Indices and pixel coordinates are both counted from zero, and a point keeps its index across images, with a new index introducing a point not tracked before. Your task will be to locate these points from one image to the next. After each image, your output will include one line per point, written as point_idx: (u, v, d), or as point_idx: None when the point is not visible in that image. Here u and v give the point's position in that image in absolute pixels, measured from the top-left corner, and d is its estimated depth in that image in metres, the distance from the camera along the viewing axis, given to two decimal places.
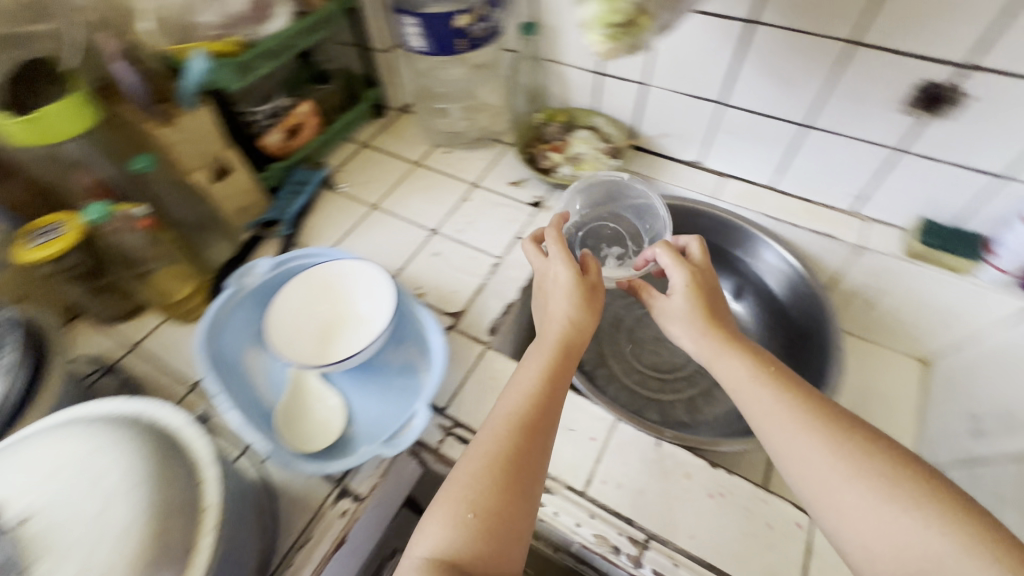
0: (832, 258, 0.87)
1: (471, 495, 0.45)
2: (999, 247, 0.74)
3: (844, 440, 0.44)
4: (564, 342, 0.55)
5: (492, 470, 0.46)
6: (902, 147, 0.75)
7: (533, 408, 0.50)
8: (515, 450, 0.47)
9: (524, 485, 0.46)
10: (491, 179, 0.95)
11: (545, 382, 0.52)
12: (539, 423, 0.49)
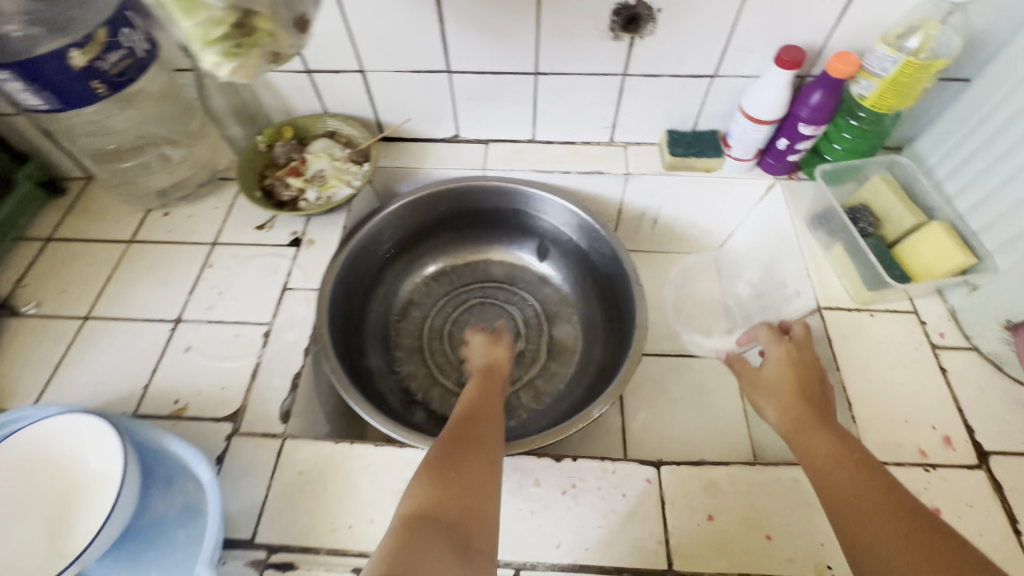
0: (609, 192, 0.88)
1: (443, 459, 0.48)
2: (731, 138, 0.80)
3: (862, 460, 0.46)
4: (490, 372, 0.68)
5: (451, 442, 0.51)
6: (624, 72, 0.75)
7: (483, 405, 0.58)
8: (470, 429, 0.53)
9: (482, 450, 0.51)
10: (232, 230, 0.79)
11: (485, 391, 0.62)
12: (490, 416, 0.56)
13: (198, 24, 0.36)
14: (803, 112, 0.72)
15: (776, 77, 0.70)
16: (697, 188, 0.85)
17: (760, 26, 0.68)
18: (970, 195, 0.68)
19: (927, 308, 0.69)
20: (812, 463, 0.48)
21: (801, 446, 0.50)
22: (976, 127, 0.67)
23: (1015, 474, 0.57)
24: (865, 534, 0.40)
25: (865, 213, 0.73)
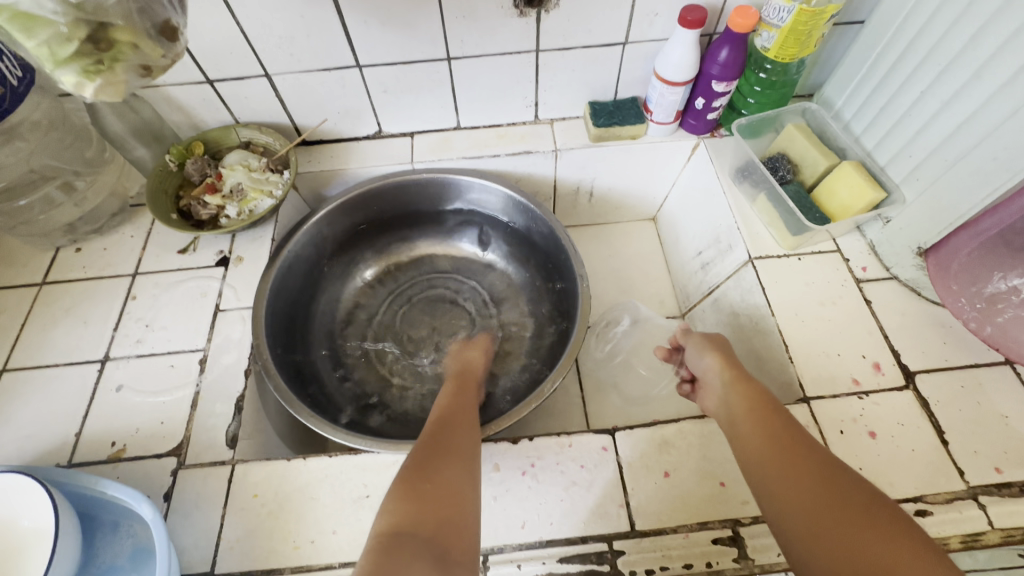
0: (541, 170, 0.88)
1: (417, 475, 0.47)
2: (650, 103, 0.80)
3: (787, 436, 0.49)
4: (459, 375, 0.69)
5: (423, 459, 0.49)
6: (536, 48, 0.75)
7: (454, 415, 0.57)
8: (442, 442, 0.52)
9: (456, 460, 0.49)
10: (153, 258, 0.75)
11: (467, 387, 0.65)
12: (462, 425, 0.55)
13: (44, 43, 0.34)
14: (714, 69, 0.73)
15: (683, 38, 0.70)
16: (625, 156, 0.86)
17: None
18: (873, 132, 0.71)
19: (849, 245, 0.73)
20: (746, 439, 0.51)
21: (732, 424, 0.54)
22: (872, 67, 0.70)
23: (938, 389, 0.61)
24: (788, 498, 0.44)
25: (783, 161, 0.75)
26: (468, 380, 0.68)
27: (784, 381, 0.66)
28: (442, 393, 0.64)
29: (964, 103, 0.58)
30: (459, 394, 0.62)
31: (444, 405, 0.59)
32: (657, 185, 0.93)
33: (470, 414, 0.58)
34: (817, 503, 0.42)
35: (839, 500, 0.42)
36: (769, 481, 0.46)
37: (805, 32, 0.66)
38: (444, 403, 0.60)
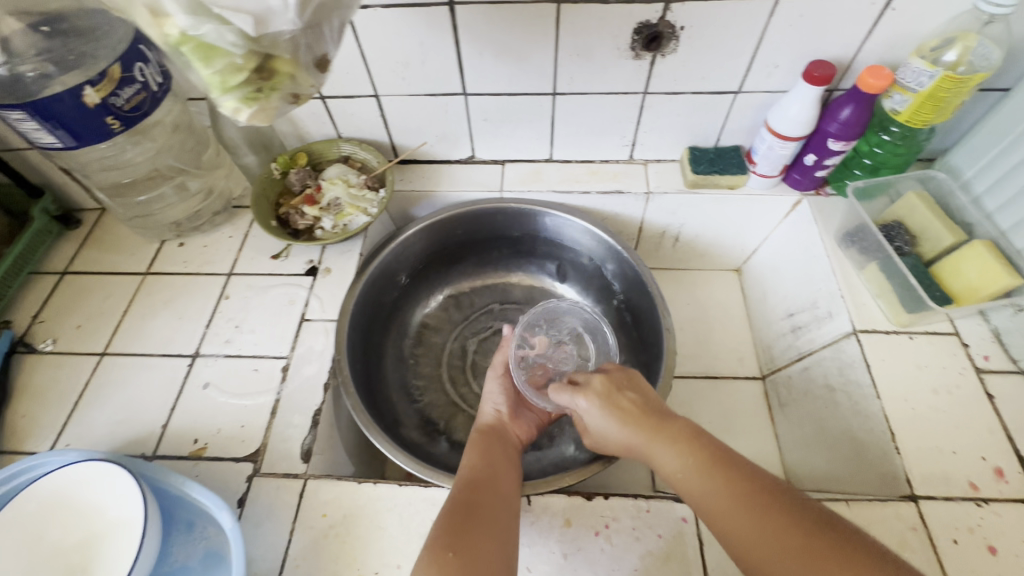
0: (629, 211, 0.86)
1: (447, 540, 0.44)
2: (755, 155, 0.77)
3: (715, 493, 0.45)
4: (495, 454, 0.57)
5: (454, 519, 0.46)
6: (644, 90, 0.74)
7: (488, 473, 0.53)
8: (483, 500, 0.49)
9: (492, 530, 0.46)
10: (247, 261, 0.77)
11: (502, 458, 0.57)
12: (499, 486, 0.52)
13: (218, 72, 0.35)
14: (832, 127, 0.70)
15: (804, 93, 0.67)
16: (719, 206, 0.83)
17: (787, 40, 0.66)
18: (1010, 210, 0.65)
19: (969, 330, 0.66)
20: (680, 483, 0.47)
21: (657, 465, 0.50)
22: (1016, 140, 0.64)
23: None
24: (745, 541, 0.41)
25: (900, 231, 0.70)
26: (495, 436, 0.61)
27: (886, 472, 0.60)
28: (471, 447, 0.59)
29: None
30: (495, 459, 0.56)
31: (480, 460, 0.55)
32: (750, 238, 0.89)
33: (507, 476, 0.54)
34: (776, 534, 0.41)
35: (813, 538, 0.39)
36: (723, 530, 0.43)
37: (944, 99, 0.62)
38: (475, 458, 0.56)
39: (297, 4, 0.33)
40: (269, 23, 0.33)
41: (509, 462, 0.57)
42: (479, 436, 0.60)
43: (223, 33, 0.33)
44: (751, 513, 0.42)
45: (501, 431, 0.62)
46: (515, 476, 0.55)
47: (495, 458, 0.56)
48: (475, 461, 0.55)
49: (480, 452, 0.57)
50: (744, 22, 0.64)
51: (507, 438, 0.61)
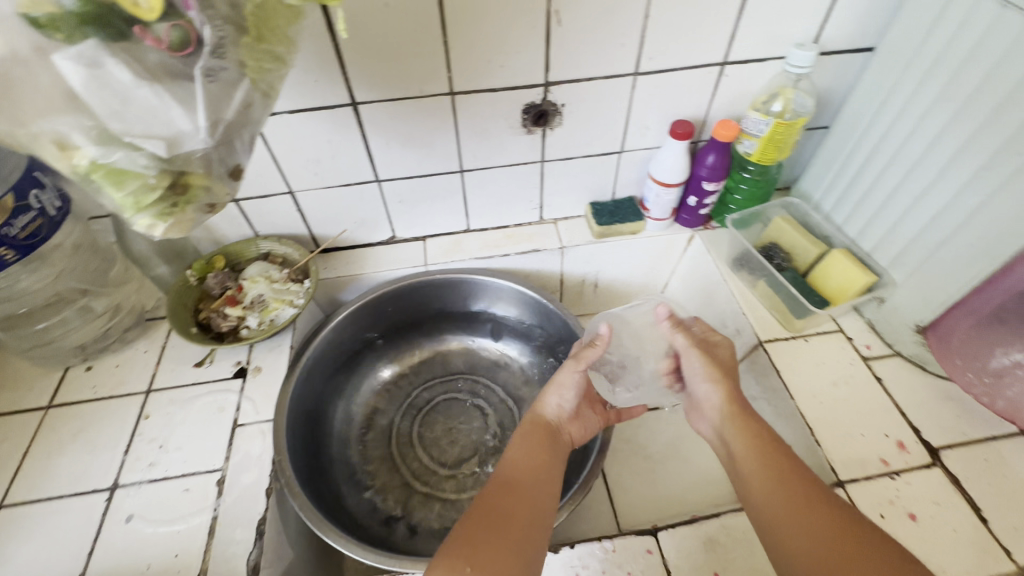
0: (548, 266, 0.93)
1: (475, 544, 0.46)
2: (647, 202, 0.88)
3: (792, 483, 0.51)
4: (536, 457, 0.57)
5: (484, 528, 0.48)
6: (541, 158, 0.82)
7: (530, 480, 0.54)
8: (509, 509, 0.50)
9: (517, 543, 0.47)
10: (167, 373, 0.74)
11: (547, 459, 0.58)
12: (535, 492, 0.53)
13: (131, 193, 0.36)
14: (702, 172, 0.81)
15: (674, 147, 0.79)
16: (625, 251, 0.92)
17: (651, 106, 0.77)
18: (850, 220, 0.79)
19: (850, 325, 0.77)
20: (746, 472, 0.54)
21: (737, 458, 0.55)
22: (844, 163, 0.78)
23: (964, 463, 0.63)
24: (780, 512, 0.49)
25: (776, 250, 0.81)
26: (544, 440, 0.60)
27: (813, 466, 0.66)
28: (518, 440, 0.60)
29: (921, 196, 0.66)
30: (539, 463, 0.56)
31: (520, 463, 0.56)
32: (659, 276, 0.98)
33: (546, 489, 0.54)
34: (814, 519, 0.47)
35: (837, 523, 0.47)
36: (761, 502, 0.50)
37: (781, 139, 0.76)
38: (521, 455, 0.57)
39: (207, 126, 0.36)
40: (180, 145, 0.35)
41: (550, 478, 0.56)
42: (527, 435, 0.60)
43: (136, 157, 0.35)
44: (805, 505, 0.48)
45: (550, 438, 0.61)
46: (556, 482, 0.56)
47: (538, 464, 0.56)
48: (516, 459, 0.57)
49: (526, 449, 0.58)
50: (612, 95, 0.75)
51: (555, 447, 0.60)
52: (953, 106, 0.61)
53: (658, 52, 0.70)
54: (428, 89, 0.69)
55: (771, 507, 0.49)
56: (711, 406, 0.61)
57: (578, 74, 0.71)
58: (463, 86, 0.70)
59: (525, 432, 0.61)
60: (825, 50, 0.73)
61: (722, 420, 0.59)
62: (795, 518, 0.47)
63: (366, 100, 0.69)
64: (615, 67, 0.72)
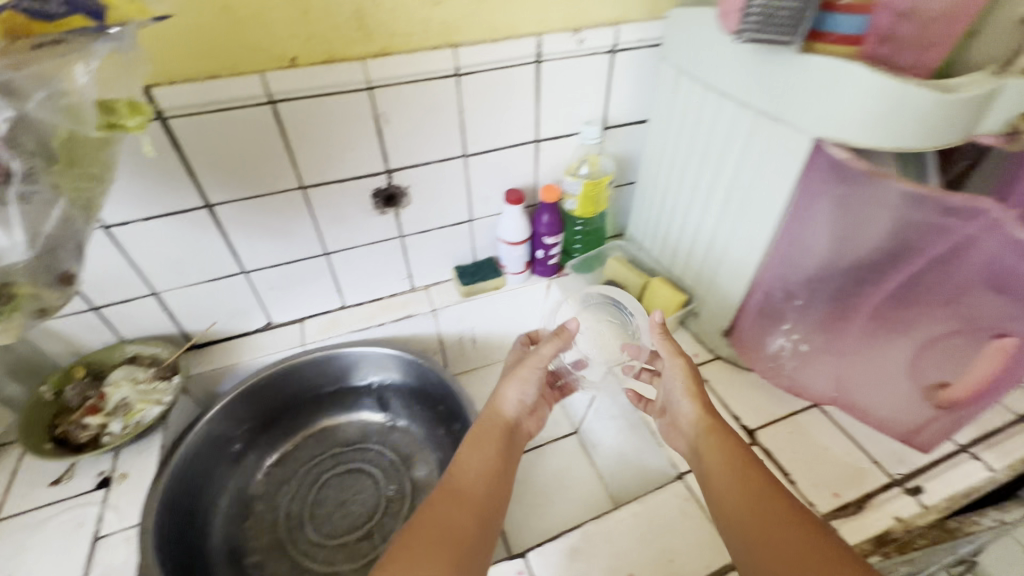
0: (425, 330, 1.00)
1: (420, 553, 0.49)
2: (503, 260, 0.99)
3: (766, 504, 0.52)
4: (490, 462, 0.60)
5: (429, 537, 0.50)
6: (400, 234, 0.92)
7: (479, 487, 0.57)
8: (454, 518, 0.53)
9: (458, 549, 0.50)
10: (18, 498, 0.70)
11: (498, 467, 0.61)
12: (482, 501, 0.56)
13: None
14: (541, 229, 0.95)
15: (512, 211, 0.92)
16: (492, 305, 1.02)
17: (486, 180, 0.91)
18: (664, 254, 0.95)
19: (681, 339, 0.90)
20: (725, 497, 0.55)
21: (713, 484, 0.57)
22: (650, 209, 0.95)
23: (774, 438, 0.75)
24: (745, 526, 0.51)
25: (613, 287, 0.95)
26: (499, 443, 0.64)
27: (663, 465, 0.75)
28: (473, 441, 0.63)
29: (700, 226, 0.82)
30: (491, 471, 0.60)
31: (474, 472, 0.59)
32: (531, 323, 1.09)
33: (493, 498, 0.57)
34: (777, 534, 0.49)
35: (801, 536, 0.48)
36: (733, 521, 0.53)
37: (595, 196, 0.92)
38: (472, 460, 0.60)
39: (27, 241, 0.41)
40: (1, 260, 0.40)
41: (502, 484, 0.60)
42: (479, 440, 0.63)
43: None
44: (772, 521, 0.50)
45: (505, 442, 0.65)
46: (506, 492, 0.60)
47: (489, 472, 0.59)
48: (470, 465, 0.60)
49: (477, 453, 0.61)
50: (450, 175, 0.88)
51: (509, 452, 0.64)
52: (699, 159, 0.79)
53: (478, 138, 0.85)
54: (279, 185, 0.78)
55: (742, 522, 0.52)
56: (688, 422, 0.66)
57: (415, 161, 0.83)
58: (312, 179, 0.79)
59: (483, 433, 0.64)
60: (612, 124, 0.91)
61: (698, 433, 0.63)
62: (766, 536, 0.49)
63: (221, 201, 0.76)
64: (447, 151, 0.84)
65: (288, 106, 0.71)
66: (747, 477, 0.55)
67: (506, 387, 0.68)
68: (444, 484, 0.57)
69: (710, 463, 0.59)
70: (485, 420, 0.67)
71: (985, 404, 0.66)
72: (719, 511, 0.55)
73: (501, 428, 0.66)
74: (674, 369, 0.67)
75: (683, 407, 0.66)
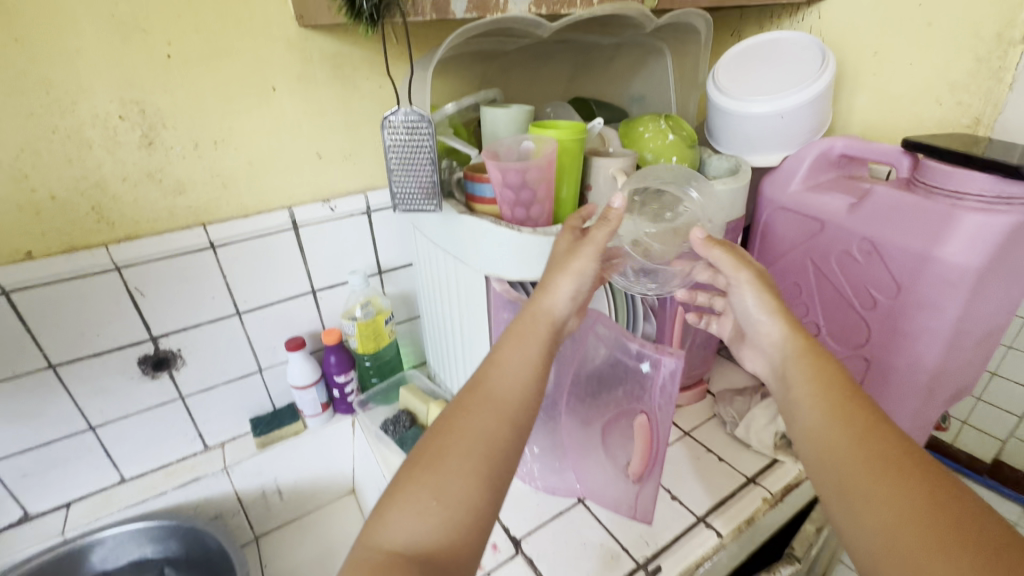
0: (218, 491, 0.97)
1: (451, 476, 0.50)
2: (299, 404, 1.02)
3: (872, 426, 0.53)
4: (529, 376, 0.59)
5: (462, 462, 0.51)
6: (180, 395, 0.93)
7: (513, 395, 0.57)
8: (486, 443, 0.53)
9: (486, 473, 0.51)
10: None
11: (535, 381, 0.59)
12: (516, 424, 0.56)
13: None
14: (331, 369, 1.01)
15: (296, 356, 0.97)
16: (293, 454, 1.02)
17: (267, 333, 0.97)
18: (448, 375, 1.02)
19: None
20: (817, 414, 0.57)
21: (805, 413, 0.58)
22: (432, 339, 1.04)
23: (540, 542, 0.76)
24: (839, 445, 0.53)
25: (402, 416, 0.99)
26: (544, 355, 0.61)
27: None
28: (513, 352, 0.60)
29: (457, 350, 0.92)
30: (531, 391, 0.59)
31: (515, 395, 0.57)
32: (343, 463, 1.09)
33: (528, 413, 0.58)
34: (884, 460, 0.49)
35: (907, 465, 0.48)
36: (832, 447, 0.53)
37: (373, 333, 1.00)
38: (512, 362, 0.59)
39: None
40: None
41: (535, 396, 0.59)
42: (524, 330, 0.62)
43: None
44: (874, 449, 0.51)
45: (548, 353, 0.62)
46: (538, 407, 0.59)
47: (524, 394, 0.58)
48: (512, 383, 0.58)
49: (519, 352, 0.60)
50: (224, 333, 0.92)
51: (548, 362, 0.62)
52: (442, 296, 0.91)
53: (248, 297, 0.92)
54: (23, 367, 0.78)
55: (843, 447, 0.52)
56: (773, 342, 0.67)
57: (183, 326, 0.88)
58: (62, 358, 0.80)
59: (528, 339, 0.61)
60: (387, 268, 1.04)
61: (784, 347, 0.65)
62: (873, 463, 0.50)
63: None
64: (217, 311, 0.90)
65: (25, 295, 0.74)
66: (826, 401, 0.57)
67: (558, 280, 0.63)
68: (480, 389, 0.57)
69: (798, 384, 0.61)
70: (533, 324, 0.63)
71: (658, 473, 0.73)
72: (807, 438, 0.57)
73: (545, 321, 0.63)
74: (743, 287, 0.68)
75: (765, 324, 0.67)
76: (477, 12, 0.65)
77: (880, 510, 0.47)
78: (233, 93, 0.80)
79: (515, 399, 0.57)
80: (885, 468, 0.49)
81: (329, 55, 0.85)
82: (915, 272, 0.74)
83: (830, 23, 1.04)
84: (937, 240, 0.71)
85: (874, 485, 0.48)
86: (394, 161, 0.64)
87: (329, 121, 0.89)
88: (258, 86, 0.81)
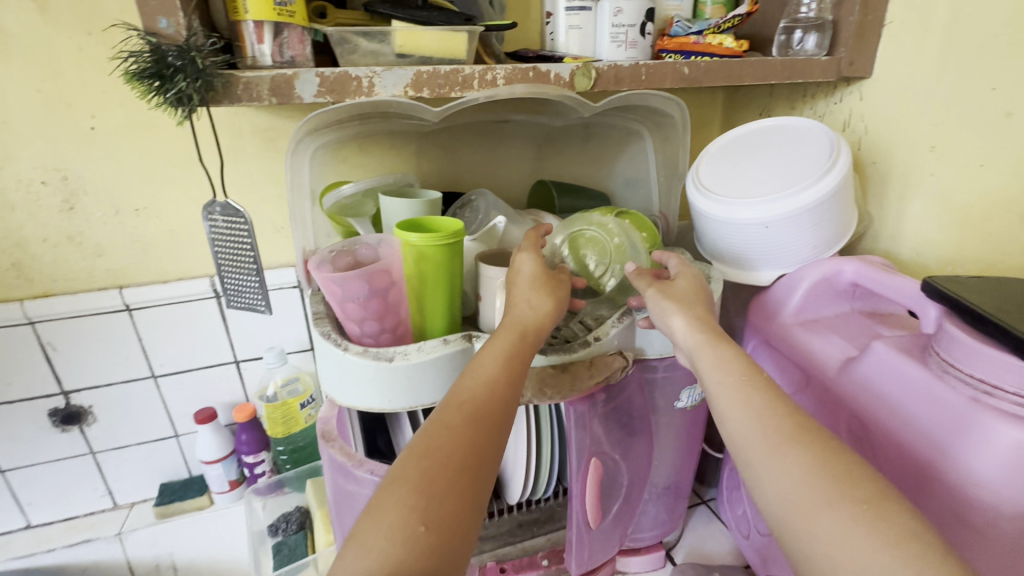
0: (108, 556, 0.93)
1: (434, 490, 0.43)
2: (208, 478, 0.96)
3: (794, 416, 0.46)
4: (506, 369, 0.52)
5: (444, 477, 0.44)
6: (90, 450, 0.92)
7: (497, 399, 0.50)
8: (467, 449, 0.46)
9: (471, 482, 0.45)
10: None
11: (512, 376, 0.52)
12: (495, 422, 0.49)
13: None
14: (242, 447, 0.95)
15: (204, 430, 0.92)
16: (189, 532, 0.95)
17: (184, 399, 0.94)
18: None
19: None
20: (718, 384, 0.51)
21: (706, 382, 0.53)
22: None
23: None
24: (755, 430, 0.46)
25: (292, 517, 0.88)
26: (526, 346, 0.55)
27: None
28: (487, 348, 0.53)
29: None
30: (512, 381, 0.52)
31: (486, 391, 0.50)
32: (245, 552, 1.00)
33: (510, 403, 0.51)
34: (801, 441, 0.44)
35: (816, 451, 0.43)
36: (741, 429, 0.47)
37: (283, 417, 0.93)
38: (492, 366, 0.52)
39: None
40: None
41: (515, 389, 0.52)
42: (503, 334, 0.55)
43: None
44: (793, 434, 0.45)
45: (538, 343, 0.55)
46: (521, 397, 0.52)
47: (500, 384, 0.51)
48: (485, 376, 0.51)
49: (496, 353, 0.53)
50: (139, 394, 0.91)
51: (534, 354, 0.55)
52: None
53: (165, 362, 0.90)
54: None
55: (755, 427, 0.46)
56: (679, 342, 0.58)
57: (94, 384, 0.88)
58: None
59: (507, 338, 0.54)
60: None
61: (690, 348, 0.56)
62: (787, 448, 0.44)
63: None
64: (132, 372, 0.89)
65: None
66: (738, 381, 0.50)
67: (531, 295, 0.58)
68: (454, 399, 0.50)
69: (705, 371, 0.53)
70: (507, 328, 0.55)
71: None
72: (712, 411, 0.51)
73: (529, 327, 0.56)
74: (649, 301, 0.61)
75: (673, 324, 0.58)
76: (331, 95, 0.57)
77: (785, 484, 0.42)
78: (156, 164, 0.80)
79: (494, 393, 0.50)
80: (782, 445, 0.44)
81: (261, 128, 0.82)
82: (919, 490, 0.50)
83: (873, 107, 0.81)
84: (949, 449, 0.47)
85: (776, 461, 0.44)
86: (220, 253, 0.61)
87: (260, 195, 0.86)
88: (183, 158, 0.80)
